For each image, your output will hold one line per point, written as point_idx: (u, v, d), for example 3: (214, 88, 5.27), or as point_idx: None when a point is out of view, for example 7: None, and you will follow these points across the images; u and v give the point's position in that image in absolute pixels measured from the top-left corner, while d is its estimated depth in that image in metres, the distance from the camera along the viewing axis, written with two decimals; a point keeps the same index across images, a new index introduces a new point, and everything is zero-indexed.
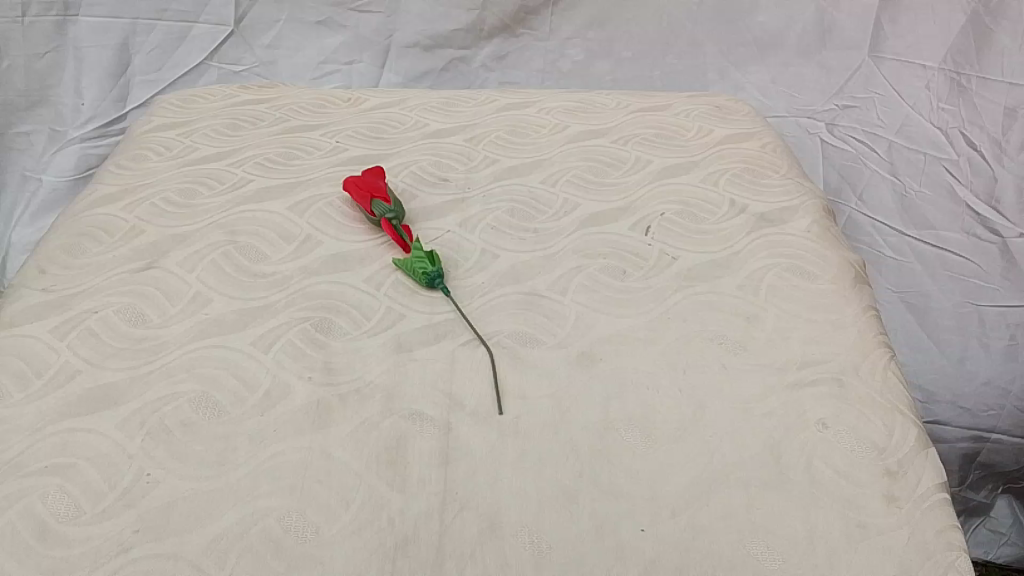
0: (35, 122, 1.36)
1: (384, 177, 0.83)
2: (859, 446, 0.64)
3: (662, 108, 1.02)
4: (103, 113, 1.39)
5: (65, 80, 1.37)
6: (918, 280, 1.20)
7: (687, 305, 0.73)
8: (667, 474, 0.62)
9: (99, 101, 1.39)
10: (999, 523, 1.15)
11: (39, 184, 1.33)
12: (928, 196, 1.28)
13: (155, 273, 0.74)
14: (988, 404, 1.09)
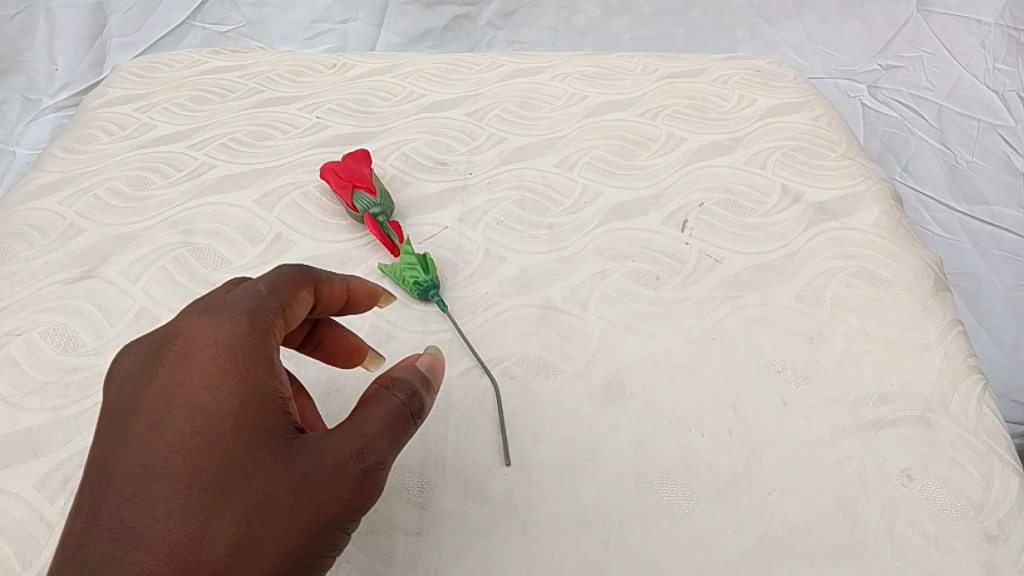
0: (6, 90, 1.20)
1: (368, 163, 0.70)
2: (952, 502, 0.52)
3: (696, 74, 0.87)
4: (80, 80, 1.23)
5: (36, 44, 1.22)
6: (970, 260, 1.02)
7: (733, 322, 0.60)
8: (715, 541, 0.50)
9: (74, 67, 1.23)
10: None
11: (12, 158, 1.16)
12: (981, 167, 1.11)
13: (93, 284, 0.62)
14: None
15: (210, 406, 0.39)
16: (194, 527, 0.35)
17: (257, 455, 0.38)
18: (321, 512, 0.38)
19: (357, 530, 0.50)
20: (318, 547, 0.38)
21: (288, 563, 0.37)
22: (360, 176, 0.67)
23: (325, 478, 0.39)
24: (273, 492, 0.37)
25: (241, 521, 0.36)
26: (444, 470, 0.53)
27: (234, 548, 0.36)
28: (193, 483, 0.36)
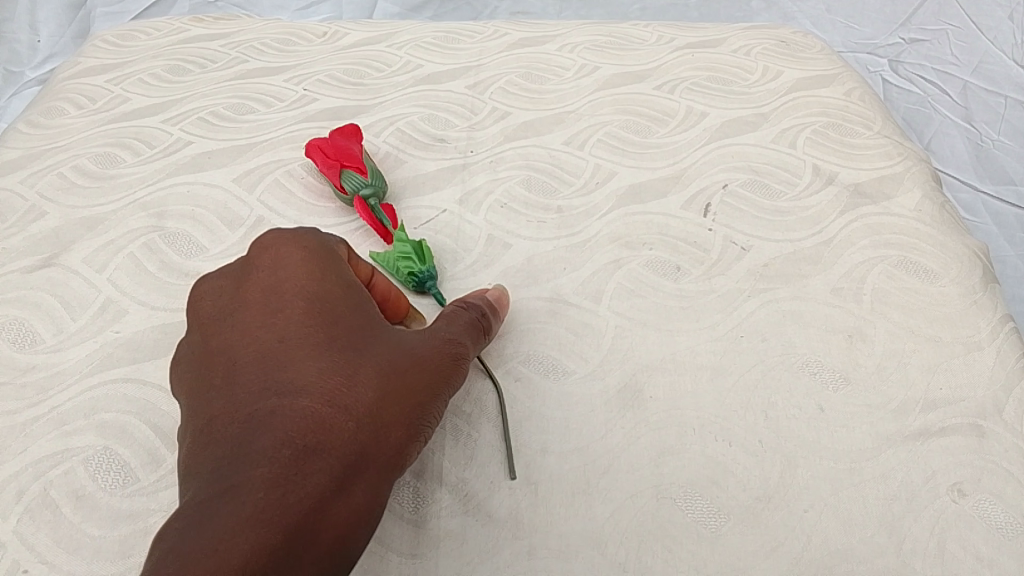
0: None
1: (359, 139, 0.63)
2: (1011, 522, 0.46)
3: (716, 44, 0.81)
4: (62, 51, 1.15)
5: (16, 14, 1.16)
6: (994, 243, 0.96)
7: (763, 318, 0.54)
8: (746, 567, 0.44)
9: (56, 37, 1.16)
10: None
11: None
12: (1009, 145, 1.03)
13: (54, 272, 0.56)
14: None
15: (329, 296, 0.43)
16: (341, 379, 0.40)
17: (376, 334, 0.43)
18: (440, 377, 0.43)
19: None
20: (440, 407, 0.43)
21: (423, 417, 0.42)
22: (350, 155, 0.61)
23: (436, 352, 0.44)
24: (400, 359, 0.42)
25: (380, 378, 0.41)
26: (442, 483, 0.47)
27: (382, 400, 0.40)
28: (334, 350, 0.41)
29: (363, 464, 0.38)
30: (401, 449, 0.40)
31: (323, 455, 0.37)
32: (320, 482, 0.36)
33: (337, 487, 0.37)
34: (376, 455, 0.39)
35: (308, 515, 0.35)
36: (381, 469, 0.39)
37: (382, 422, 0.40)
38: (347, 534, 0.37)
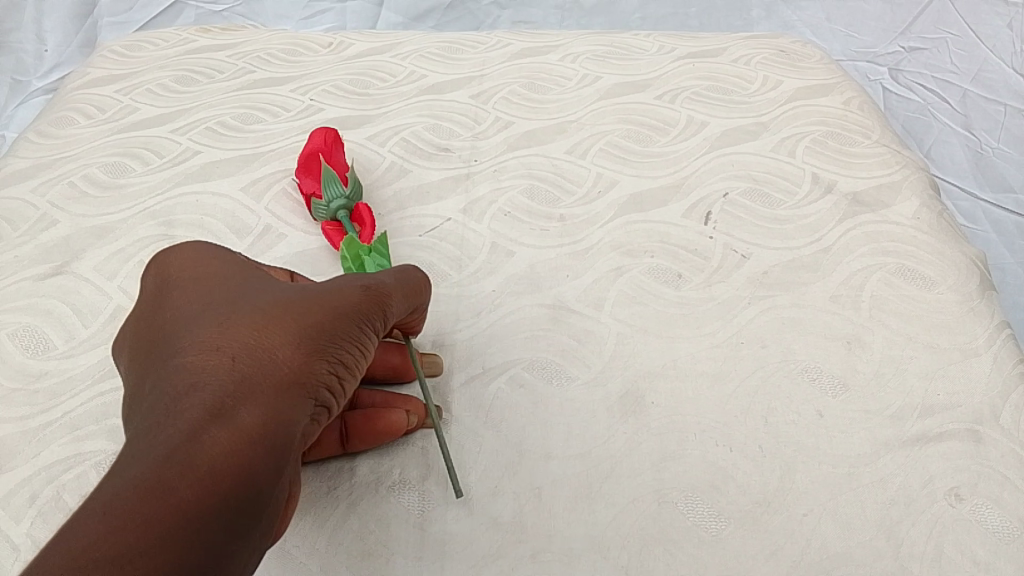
0: None
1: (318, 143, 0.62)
2: (1007, 527, 0.47)
3: (716, 53, 0.82)
4: (69, 61, 1.16)
5: (24, 23, 1.17)
6: (995, 250, 0.96)
7: (763, 325, 0.55)
8: (745, 571, 0.45)
9: (63, 46, 1.17)
10: None
11: None
12: (1009, 154, 1.04)
13: (65, 280, 0.57)
14: None
15: (213, 271, 0.42)
16: (213, 330, 0.38)
17: (262, 289, 0.41)
18: (331, 309, 0.40)
19: (351, 553, 0.46)
20: (336, 336, 0.40)
21: (313, 349, 0.39)
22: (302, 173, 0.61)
23: (326, 292, 0.42)
24: (284, 302, 0.40)
25: (260, 319, 0.39)
26: (446, 487, 0.48)
27: (259, 340, 0.38)
28: (211, 308, 0.39)
29: (243, 398, 0.36)
30: (288, 382, 0.37)
31: (190, 400, 0.35)
32: (189, 422, 0.35)
33: (209, 424, 0.35)
34: (257, 389, 0.37)
35: (178, 452, 0.34)
36: (263, 403, 0.36)
37: (264, 359, 0.37)
38: (231, 466, 0.34)
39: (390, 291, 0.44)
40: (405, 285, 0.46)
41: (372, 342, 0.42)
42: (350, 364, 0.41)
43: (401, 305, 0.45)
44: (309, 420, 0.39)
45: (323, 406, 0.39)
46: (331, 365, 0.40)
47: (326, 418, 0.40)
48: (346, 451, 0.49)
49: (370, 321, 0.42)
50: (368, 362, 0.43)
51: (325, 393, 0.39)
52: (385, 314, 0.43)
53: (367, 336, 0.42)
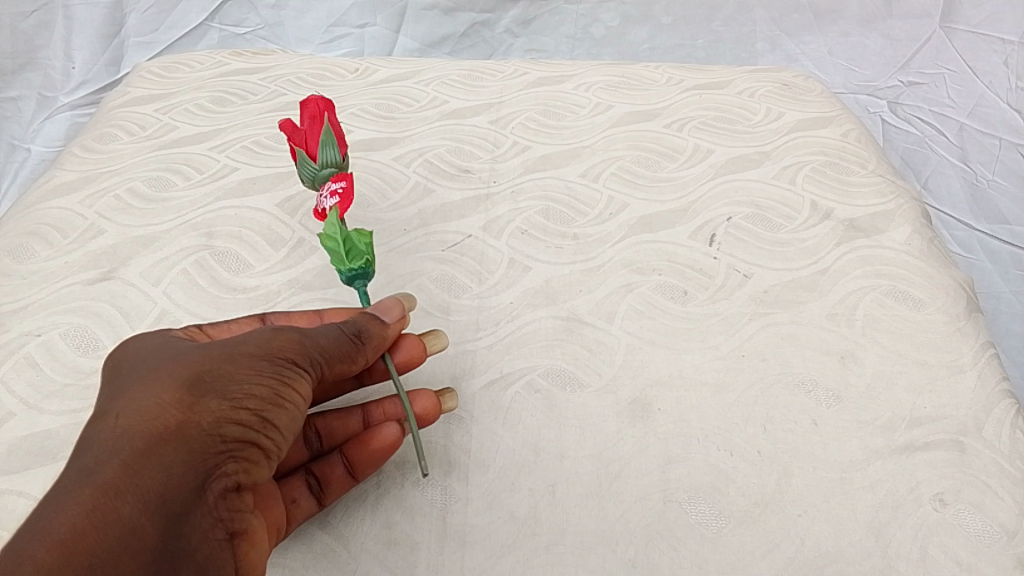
0: (22, 87, 1.17)
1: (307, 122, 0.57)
2: (987, 530, 0.51)
3: (722, 86, 0.86)
4: (96, 78, 1.21)
5: (53, 42, 1.19)
6: (990, 280, 1.01)
7: (765, 339, 0.59)
8: (742, 565, 0.48)
9: (90, 64, 1.21)
10: None
11: (26, 154, 1.15)
12: (1003, 186, 1.09)
13: (113, 286, 0.61)
14: None
15: (136, 347, 0.45)
16: (115, 400, 0.40)
17: (178, 349, 0.43)
18: (230, 353, 0.42)
19: (378, 540, 0.49)
20: (231, 377, 0.41)
21: (205, 391, 0.40)
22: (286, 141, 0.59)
23: (231, 341, 0.43)
24: (186, 357, 0.42)
25: (155, 376, 0.41)
26: (467, 483, 0.52)
27: (149, 392, 0.39)
28: (125, 378, 0.42)
29: (122, 452, 0.37)
30: (172, 423, 0.38)
31: (77, 466, 0.37)
32: (65, 480, 0.36)
33: (84, 477, 0.36)
34: (138, 437, 0.38)
35: (44, 514, 0.35)
36: (142, 449, 0.37)
37: (147, 409, 0.39)
38: (96, 519, 0.35)
39: (312, 337, 0.45)
40: (341, 336, 0.46)
41: (292, 378, 0.42)
42: (259, 399, 0.41)
43: (332, 348, 0.45)
44: (213, 459, 0.39)
45: (231, 444, 0.39)
46: (230, 401, 0.40)
47: (245, 459, 0.40)
48: (356, 480, 0.51)
49: (280, 359, 0.43)
50: (295, 402, 0.43)
51: (230, 430, 0.39)
52: (305, 355, 0.44)
53: (281, 372, 0.42)
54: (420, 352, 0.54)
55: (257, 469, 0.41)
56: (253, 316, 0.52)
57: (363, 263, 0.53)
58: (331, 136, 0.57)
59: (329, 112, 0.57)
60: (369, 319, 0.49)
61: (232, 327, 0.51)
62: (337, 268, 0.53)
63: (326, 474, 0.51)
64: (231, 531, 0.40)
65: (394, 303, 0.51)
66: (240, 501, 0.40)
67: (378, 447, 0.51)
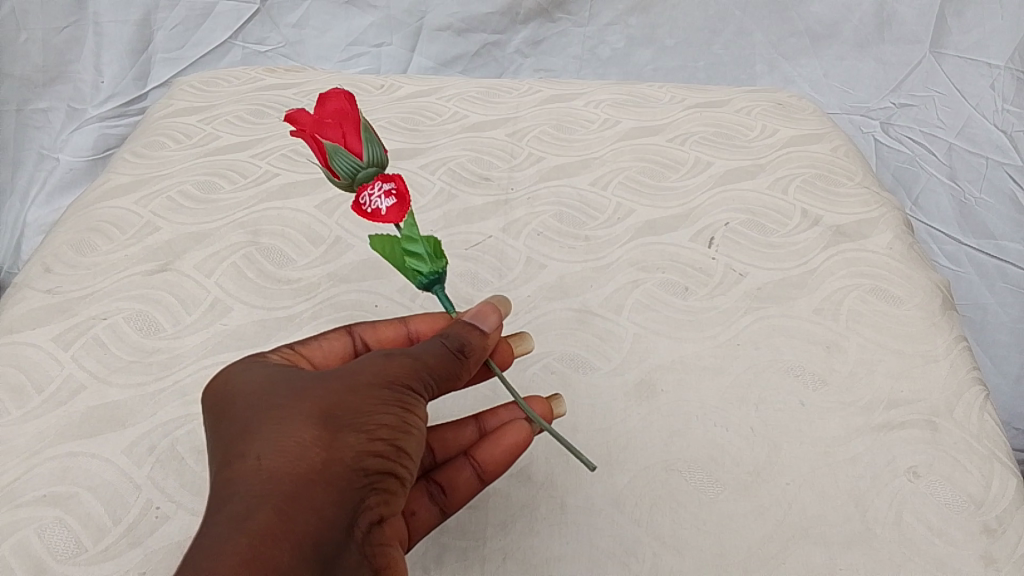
0: (52, 99, 1.24)
1: (341, 120, 0.54)
2: (954, 500, 0.57)
3: (721, 104, 0.93)
4: (124, 92, 1.26)
5: (84, 56, 1.25)
6: (977, 292, 1.11)
7: (758, 330, 0.66)
8: (735, 525, 0.55)
9: (118, 79, 1.26)
10: None
11: (55, 164, 1.22)
12: (989, 203, 1.17)
13: (170, 276, 0.68)
14: None
15: (243, 377, 0.44)
16: (244, 439, 0.40)
17: (292, 378, 0.43)
18: (350, 384, 0.42)
19: None
20: (360, 409, 0.41)
21: (340, 425, 0.40)
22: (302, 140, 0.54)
23: (349, 369, 0.43)
24: (308, 390, 0.42)
25: (282, 413, 0.41)
26: None
27: (284, 431, 0.40)
28: (245, 414, 0.42)
29: (269, 497, 0.38)
30: (318, 462, 0.39)
31: (224, 513, 0.37)
32: (219, 529, 0.37)
33: (239, 524, 0.37)
34: (284, 478, 0.38)
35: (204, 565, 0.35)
36: (292, 491, 0.38)
37: (287, 448, 0.39)
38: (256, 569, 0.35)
39: (420, 358, 0.45)
40: (445, 352, 0.46)
41: (412, 404, 0.43)
42: (390, 430, 0.41)
43: (441, 366, 0.45)
44: (358, 495, 0.40)
45: (373, 477, 0.40)
46: (365, 434, 0.40)
47: (385, 491, 0.41)
48: (483, 482, 0.53)
49: (399, 385, 0.43)
50: (418, 425, 0.43)
51: (369, 462, 0.40)
52: (418, 376, 0.44)
53: (402, 400, 0.42)
54: (512, 353, 0.56)
55: (394, 498, 0.42)
56: (339, 328, 0.51)
57: (440, 265, 0.53)
58: (373, 132, 0.55)
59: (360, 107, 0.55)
60: (472, 329, 0.48)
61: (321, 345, 0.49)
62: (418, 271, 0.52)
63: (454, 484, 0.52)
64: (377, 564, 0.41)
65: (490, 309, 0.50)
66: (383, 531, 0.41)
67: (510, 448, 0.53)
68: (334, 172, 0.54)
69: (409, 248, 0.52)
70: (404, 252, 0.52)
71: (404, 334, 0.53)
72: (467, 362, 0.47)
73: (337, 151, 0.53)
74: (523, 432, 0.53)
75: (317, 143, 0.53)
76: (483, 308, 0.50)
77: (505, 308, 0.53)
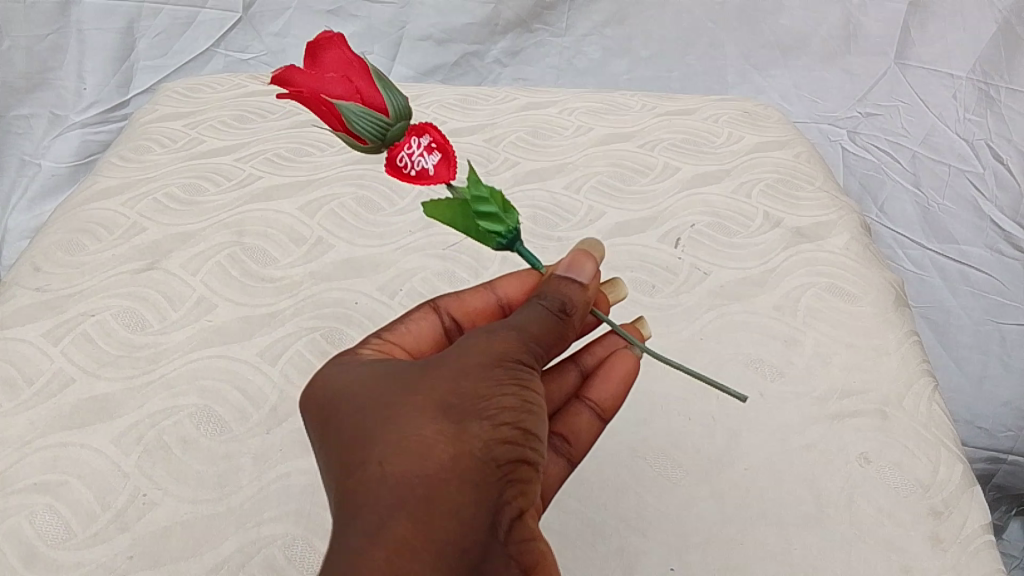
0: (35, 105, 1.26)
1: (345, 73, 0.50)
2: (904, 484, 0.60)
3: (690, 112, 0.97)
4: (107, 99, 1.28)
5: (67, 63, 1.26)
6: (939, 295, 1.14)
7: (720, 324, 0.69)
8: (697, 508, 0.58)
9: (101, 86, 1.28)
10: (1011, 547, 1.06)
11: (38, 170, 1.24)
12: (951, 209, 1.20)
13: (156, 274, 0.70)
14: (1006, 425, 1.06)
15: (342, 374, 0.42)
16: (359, 440, 0.38)
17: (396, 373, 0.41)
18: (462, 369, 0.40)
19: None
20: (478, 394, 0.39)
21: (461, 416, 0.38)
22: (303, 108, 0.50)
23: (455, 354, 0.41)
24: (419, 383, 0.40)
25: (397, 410, 0.39)
26: None
27: (404, 430, 0.38)
28: (355, 414, 0.40)
29: (400, 501, 0.36)
30: (446, 458, 0.37)
31: (357, 524, 0.35)
32: (356, 541, 0.35)
33: (377, 532, 0.35)
34: (413, 480, 0.36)
35: None
36: (426, 493, 0.36)
37: (412, 447, 0.37)
38: None
39: (525, 330, 0.43)
40: (545, 318, 0.45)
41: (528, 381, 0.41)
42: (513, 411, 0.39)
43: (544, 333, 0.44)
44: (494, 490, 0.38)
45: (507, 466, 0.38)
46: (490, 421, 0.38)
47: (520, 478, 0.39)
48: (604, 420, 0.55)
49: (511, 363, 0.41)
50: (539, 401, 0.41)
51: (500, 451, 0.38)
52: (525, 350, 0.42)
53: (518, 378, 0.40)
54: (608, 302, 0.56)
55: (530, 485, 0.40)
56: (427, 307, 0.51)
57: (514, 219, 0.50)
58: (384, 82, 0.52)
59: (357, 60, 0.51)
60: (569, 282, 0.47)
61: (412, 326, 0.49)
62: (495, 234, 0.49)
63: (579, 429, 0.54)
64: (523, 560, 0.39)
65: (583, 255, 0.49)
66: (525, 524, 0.39)
67: (622, 380, 0.55)
68: (358, 137, 0.50)
69: (480, 209, 0.49)
70: (475, 217, 0.49)
71: (492, 300, 0.53)
72: (571, 321, 0.46)
73: (357, 112, 0.50)
74: (631, 361, 0.56)
75: (330, 110, 0.49)
76: (575, 257, 0.48)
77: (597, 250, 0.51)
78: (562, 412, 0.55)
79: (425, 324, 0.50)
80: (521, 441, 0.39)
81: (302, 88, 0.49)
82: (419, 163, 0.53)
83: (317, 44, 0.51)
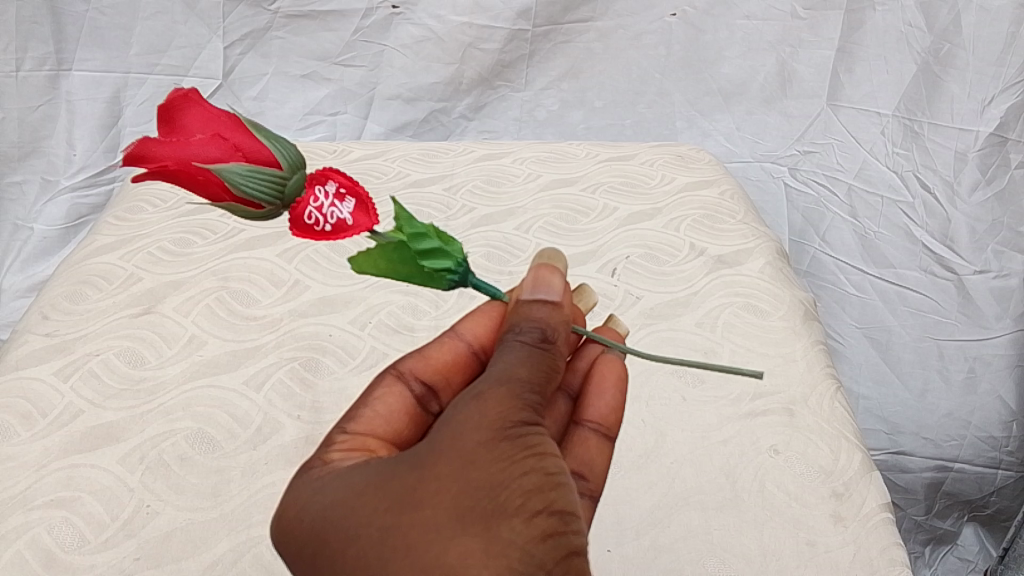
0: (27, 172, 1.35)
1: (212, 136, 0.53)
2: (809, 471, 0.70)
3: (630, 158, 1.08)
4: (94, 163, 1.37)
5: (57, 131, 1.35)
6: (881, 316, 1.23)
7: (649, 340, 0.79)
8: (632, 498, 0.68)
9: (90, 152, 1.37)
10: (966, 551, 1.16)
11: (30, 234, 1.35)
12: (887, 237, 1.26)
13: (153, 317, 0.79)
14: (950, 435, 1.15)
15: (332, 497, 0.43)
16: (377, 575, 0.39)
17: (389, 480, 0.42)
18: (468, 460, 0.41)
19: None
20: (495, 489, 0.40)
21: (485, 522, 0.39)
22: (172, 181, 0.52)
23: (450, 442, 0.42)
24: (421, 490, 0.40)
25: (412, 536, 0.39)
26: None
27: (430, 556, 0.38)
28: (363, 544, 0.40)
29: None
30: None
31: None
32: None
33: None
34: None
35: None
36: None
37: None
38: None
39: (516, 379, 0.45)
40: (532, 355, 0.48)
41: (540, 449, 0.42)
42: (540, 494, 0.40)
43: (533, 373, 0.46)
44: None
45: (557, 564, 0.39)
46: (520, 516, 0.39)
47: (574, 571, 0.40)
48: (609, 437, 0.63)
49: (513, 427, 0.42)
50: (559, 464, 0.42)
51: (541, 549, 0.39)
52: (524, 405, 0.44)
53: (528, 445, 0.42)
54: (582, 310, 0.66)
55: (586, 567, 0.40)
56: (392, 378, 0.55)
57: (458, 253, 0.58)
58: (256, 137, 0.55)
59: (222, 120, 0.55)
60: (543, 305, 0.52)
61: (380, 407, 0.53)
62: (446, 272, 0.57)
63: (592, 455, 0.62)
64: None
65: (548, 273, 0.54)
66: None
67: (616, 385, 0.63)
68: (248, 200, 0.53)
69: (422, 250, 0.57)
70: (419, 258, 0.57)
71: (462, 347, 0.58)
72: (554, 346, 0.50)
73: (241, 174, 0.53)
74: (618, 367, 0.63)
75: (207, 176, 0.52)
76: (541, 275, 0.54)
77: (558, 260, 0.57)
78: (570, 446, 0.62)
79: (393, 400, 0.54)
80: (561, 527, 0.40)
81: (169, 162, 0.51)
82: (333, 216, 0.57)
83: (174, 111, 0.54)
